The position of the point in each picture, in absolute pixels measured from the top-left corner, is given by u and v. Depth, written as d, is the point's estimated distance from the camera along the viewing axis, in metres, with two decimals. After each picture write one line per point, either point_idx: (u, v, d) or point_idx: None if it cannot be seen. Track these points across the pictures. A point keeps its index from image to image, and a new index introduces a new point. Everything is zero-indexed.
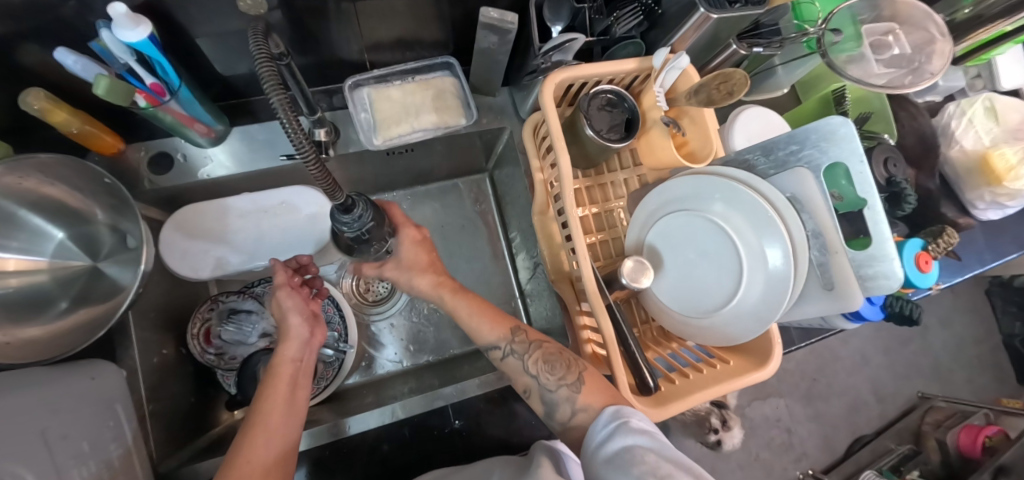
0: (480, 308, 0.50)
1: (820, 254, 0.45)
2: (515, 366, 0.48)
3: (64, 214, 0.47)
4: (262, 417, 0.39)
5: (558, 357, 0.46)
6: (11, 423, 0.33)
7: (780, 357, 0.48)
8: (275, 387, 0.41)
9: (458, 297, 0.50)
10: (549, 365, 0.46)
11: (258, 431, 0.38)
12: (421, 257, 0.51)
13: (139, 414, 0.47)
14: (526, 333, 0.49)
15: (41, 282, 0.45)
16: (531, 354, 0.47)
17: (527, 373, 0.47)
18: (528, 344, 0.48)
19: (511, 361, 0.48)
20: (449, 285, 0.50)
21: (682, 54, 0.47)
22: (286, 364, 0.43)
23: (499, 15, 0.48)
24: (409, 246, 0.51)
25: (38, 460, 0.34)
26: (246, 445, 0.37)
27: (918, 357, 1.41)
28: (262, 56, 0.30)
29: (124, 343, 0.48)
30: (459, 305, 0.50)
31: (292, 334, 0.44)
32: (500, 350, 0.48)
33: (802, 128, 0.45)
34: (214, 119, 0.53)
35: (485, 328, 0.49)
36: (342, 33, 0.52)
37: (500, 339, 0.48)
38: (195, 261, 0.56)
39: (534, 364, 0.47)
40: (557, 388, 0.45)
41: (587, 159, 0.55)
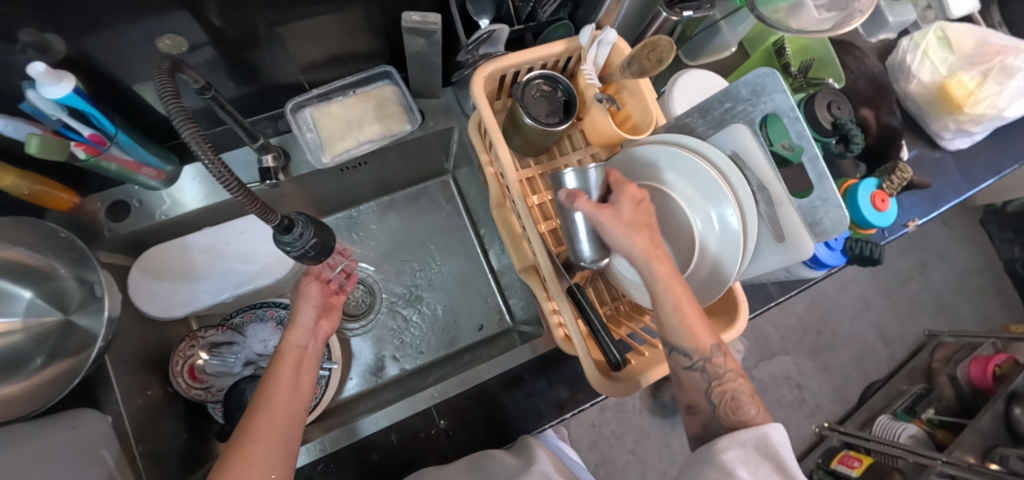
0: (690, 306, 0.41)
1: (768, 207, 0.45)
2: (698, 383, 0.43)
3: (27, 274, 0.49)
4: (271, 395, 0.41)
5: (743, 396, 0.42)
6: None
7: (746, 316, 0.49)
8: (281, 370, 0.44)
9: (674, 284, 0.41)
10: (730, 399, 0.42)
11: (262, 409, 0.39)
12: (639, 215, 0.42)
13: (129, 456, 0.48)
14: (726, 353, 0.42)
15: (15, 342, 0.47)
16: (721, 382, 0.42)
17: (706, 397, 0.43)
18: (723, 368, 0.42)
19: (694, 374, 0.42)
20: (666, 262, 0.41)
21: (608, 28, 0.48)
22: (291, 350, 0.46)
23: (421, 18, 0.48)
24: (629, 202, 0.42)
25: None
26: (250, 425, 0.38)
27: (921, 295, 1.40)
28: (168, 95, 0.31)
29: (105, 389, 0.50)
30: (682, 299, 0.41)
31: (299, 321, 0.49)
32: (691, 363, 0.42)
33: (733, 84, 0.45)
34: (162, 161, 0.54)
35: (690, 336, 0.41)
36: (275, 58, 0.52)
37: (695, 352, 0.41)
38: (167, 301, 0.57)
39: (717, 388, 0.42)
40: (731, 426, 0.41)
41: (533, 146, 0.55)
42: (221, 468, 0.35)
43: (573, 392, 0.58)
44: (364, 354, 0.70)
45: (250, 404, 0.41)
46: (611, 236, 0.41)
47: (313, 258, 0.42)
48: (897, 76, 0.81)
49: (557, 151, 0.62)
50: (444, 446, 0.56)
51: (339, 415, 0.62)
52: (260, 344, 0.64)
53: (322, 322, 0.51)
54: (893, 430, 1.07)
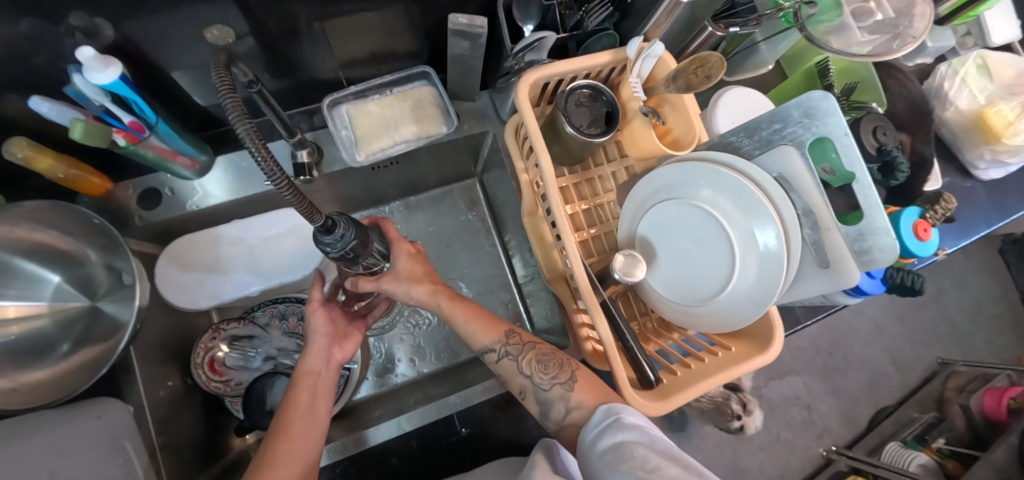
0: (475, 314, 0.50)
1: (812, 233, 0.44)
2: (510, 368, 0.48)
3: (57, 259, 0.48)
4: (287, 428, 0.41)
5: (550, 359, 0.47)
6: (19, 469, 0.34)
7: (782, 340, 0.48)
8: (297, 399, 0.44)
9: (476, 320, 0.50)
10: (541, 364, 0.47)
11: (282, 438, 0.40)
12: (418, 268, 0.52)
13: (150, 448, 0.48)
14: (520, 334, 0.50)
15: (41, 326, 0.47)
16: (524, 355, 0.47)
17: (521, 374, 0.48)
18: (522, 345, 0.48)
19: (506, 362, 0.48)
20: (443, 292, 0.50)
21: (655, 40, 0.46)
22: (307, 376, 0.46)
23: (468, 20, 0.48)
24: (403, 258, 0.52)
25: None
26: (270, 455, 0.39)
27: (935, 322, 1.38)
28: (225, 87, 0.30)
29: (129, 379, 0.49)
30: (454, 311, 0.50)
31: (311, 350, 0.48)
32: (494, 353, 0.49)
33: (784, 105, 0.44)
34: (197, 151, 0.53)
35: (480, 332, 0.50)
36: (314, 53, 0.52)
37: (493, 342, 0.49)
38: (193, 292, 0.56)
39: (526, 364, 0.47)
40: (551, 387, 0.46)
41: (571, 156, 0.55)
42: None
43: None
44: (381, 354, 0.69)
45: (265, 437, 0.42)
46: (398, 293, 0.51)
47: (351, 259, 0.41)
48: (933, 102, 0.80)
49: (592, 161, 0.61)
50: (463, 453, 0.55)
51: (356, 415, 0.61)
52: (281, 340, 0.63)
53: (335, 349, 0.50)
54: (902, 458, 1.06)
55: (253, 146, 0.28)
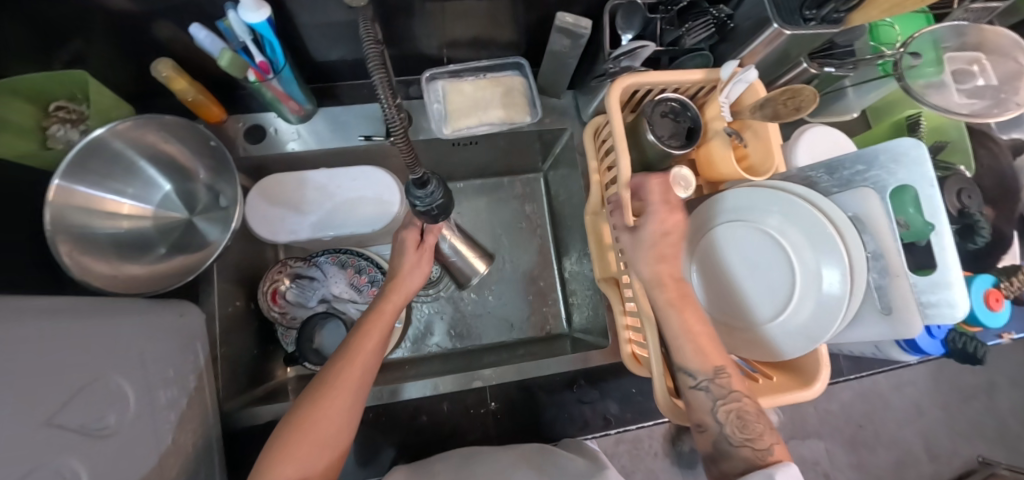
0: (704, 326, 0.45)
1: (879, 277, 0.44)
2: (704, 403, 0.43)
3: (175, 171, 0.55)
4: (361, 347, 0.45)
5: (750, 414, 0.42)
6: (114, 343, 0.39)
7: (827, 379, 0.47)
8: (372, 326, 0.47)
9: (684, 308, 0.45)
10: (741, 419, 0.42)
11: (355, 360, 0.43)
12: (669, 246, 0.47)
13: (212, 355, 0.53)
14: (731, 377, 0.44)
15: (145, 227, 0.53)
16: (729, 404, 0.42)
17: (712, 416, 0.43)
18: (728, 392, 0.43)
19: (700, 394, 0.44)
20: (669, 291, 0.45)
21: (750, 68, 0.48)
22: (387, 315, 0.48)
23: (575, 20, 0.51)
24: (654, 226, 0.47)
25: (132, 369, 0.40)
26: (338, 372, 0.42)
27: (982, 417, 1.16)
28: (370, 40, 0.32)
29: (207, 289, 0.55)
30: (689, 318, 0.44)
31: (401, 284, 0.51)
32: (694, 380, 0.44)
33: (870, 148, 0.45)
34: (305, 98, 0.58)
35: (692, 352, 0.44)
36: (424, 29, 0.56)
37: (701, 370, 0.44)
38: (273, 225, 0.60)
39: (724, 412, 0.43)
40: (739, 444, 0.42)
41: (645, 164, 0.57)
42: (308, 407, 0.40)
43: (623, 411, 0.58)
44: (421, 322, 0.72)
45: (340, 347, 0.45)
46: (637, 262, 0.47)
47: (433, 216, 0.44)
48: None
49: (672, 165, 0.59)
50: (488, 428, 0.57)
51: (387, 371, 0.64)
52: (339, 287, 0.66)
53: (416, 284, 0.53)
54: None
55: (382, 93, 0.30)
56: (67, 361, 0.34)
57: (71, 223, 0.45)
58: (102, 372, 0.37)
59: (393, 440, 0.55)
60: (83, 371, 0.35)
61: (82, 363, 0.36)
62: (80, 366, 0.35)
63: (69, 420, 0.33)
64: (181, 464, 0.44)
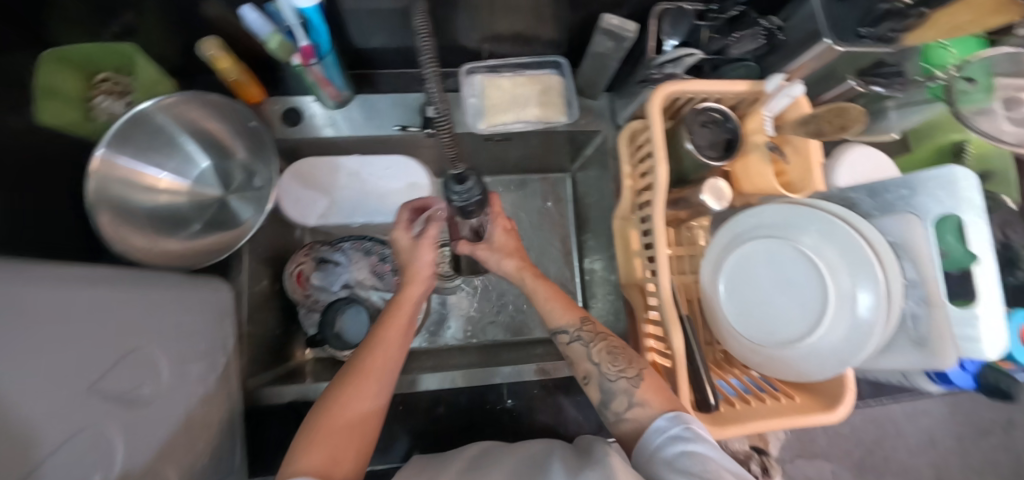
0: (557, 297, 0.53)
1: (917, 305, 0.44)
2: (581, 352, 0.49)
3: (212, 148, 0.55)
4: (383, 340, 0.46)
5: (621, 350, 0.47)
6: (151, 316, 0.40)
7: (853, 403, 0.47)
8: (395, 318, 0.48)
9: (540, 281, 0.54)
10: (611, 355, 0.47)
11: (377, 350, 0.45)
12: (509, 242, 0.57)
13: (239, 333, 0.54)
14: (594, 324, 0.50)
15: (181, 202, 0.54)
16: (596, 343, 0.48)
17: (589, 360, 0.48)
18: (594, 334, 0.49)
19: (575, 346, 0.50)
20: (532, 271, 0.54)
21: (797, 83, 0.47)
22: (409, 303, 0.50)
23: (620, 23, 0.51)
24: (501, 232, 0.56)
25: (167, 343, 0.41)
26: (365, 361, 0.44)
27: (997, 451, 1.13)
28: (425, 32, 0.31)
29: (237, 267, 0.56)
30: (537, 288, 0.53)
31: (417, 274, 0.51)
32: (567, 334, 0.50)
33: (919, 173, 0.44)
34: (344, 85, 0.58)
35: (557, 312, 0.52)
36: (468, 22, 0.55)
37: (570, 324, 0.50)
38: (304, 207, 0.60)
39: (596, 351, 0.48)
40: (616, 379, 0.45)
41: (679, 173, 0.56)
42: (334, 397, 0.42)
43: None
44: (440, 313, 0.73)
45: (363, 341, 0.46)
46: (493, 262, 0.57)
47: (468, 212, 0.45)
48: None
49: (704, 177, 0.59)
50: (503, 424, 0.57)
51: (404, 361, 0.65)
52: (362, 272, 0.66)
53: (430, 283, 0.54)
54: None
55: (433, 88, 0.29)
56: (111, 328, 0.35)
57: (112, 195, 0.46)
58: (141, 342, 0.38)
59: (410, 430, 0.55)
60: (124, 340, 0.36)
61: (124, 331, 0.37)
62: (121, 334, 0.36)
63: (112, 388, 0.34)
64: (206, 436, 0.45)
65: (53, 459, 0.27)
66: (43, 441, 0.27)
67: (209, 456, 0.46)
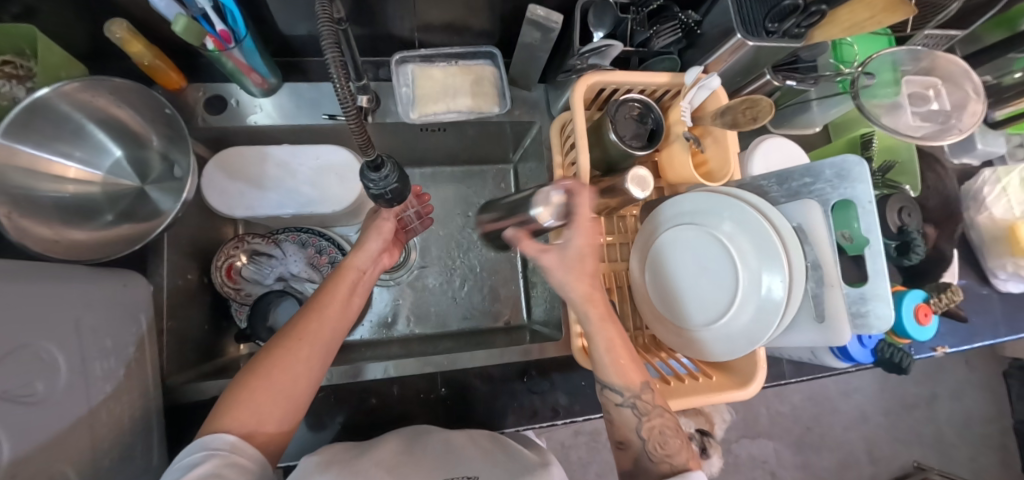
0: (621, 347, 0.47)
1: (816, 286, 0.46)
2: (629, 420, 0.46)
3: (127, 136, 0.53)
4: (324, 307, 0.46)
5: (671, 431, 0.44)
6: (43, 310, 0.38)
7: (763, 380, 0.49)
8: (339, 285, 0.49)
9: (607, 324, 0.47)
10: (661, 438, 0.44)
11: (315, 314, 0.45)
12: (588, 263, 0.47)
13: (158, 328, 0.52)
14: (655, 393, 0.46)
15: (93, 193, 0.52)
16: (651, 420, 0.45)
17: (636, 432, 0.45)
18: (653, 407, 0.45)
19: (626, 411, 0.46)
20: (600, 307, 0.46)
21: (713, 74, 0.50)
22: (353, 270, 0.51)
23: (545, 13, 0.51)
24: (580, 233, 0.47)
25: (64, 338, 0.40)
26: (302, 323, 0.44)
27: (921, 425, 1.22)
28: (325, 19, 0.32)
29: (155, 261, 0.54)
30: (609, 338, 0.46)
31: (365, 246, 0.52)
32: (621, 399, 0.46)
33: (819, 162, 0.47)
34: (270, 72, 0.56)
35: (620, 373, 0.46)
36: (396, 10, 0.55)
37: (626, 389, 0.46)
38: (231, 200, 0.58)
39: (648, 428, 0.45)
40: (659, 463, 0.43)
41: (606, 162, 0.58)
42: (270, 356, 0.41)
43: (571, 402, 0.59)
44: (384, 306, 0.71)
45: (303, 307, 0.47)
46: (556, 280, 0.47)
47: (387, 201, 0.45)
48: (968, 203, 0.80)
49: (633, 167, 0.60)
50: (438, 413, 0.57)
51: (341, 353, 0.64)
52: (297, 264, 0.65)
53: (383, 256, 0.56)
54: None
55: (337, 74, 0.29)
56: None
57: (13, 185, 0.43)
58: (30, 338, 0.36)
59: (340, 422, 0.55)
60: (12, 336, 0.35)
61: (12, 326, 0.35)
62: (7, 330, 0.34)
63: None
64: (113, 436, 0.43)
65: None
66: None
67: (118, 455, 0.44)
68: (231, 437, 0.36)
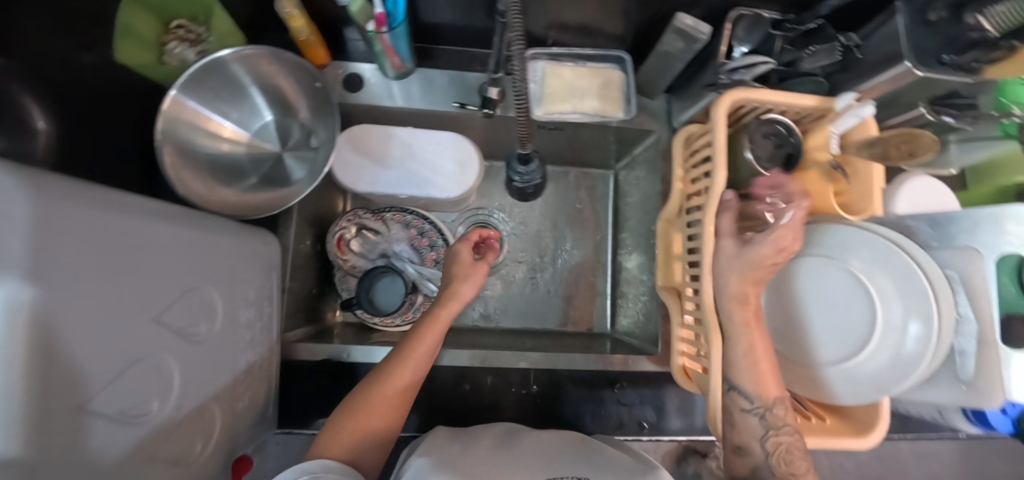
0: (767, 368, 0.45)
1: (969, 343, 0.43)
2: (754, 429, 0.44)
3: (279, 104, 0.56)
4: (415, 353, 0.46)
5: (797, 451, 0.43)
6: (208, 255, 0.41)
7: (886, 431, 0.46)
8: (429, 331, 0.47)
9: (752, 329, 0.45)
10: (753, 376, 0.44)
11: (408, 363, 0.45)
12: (749, 285, 0.45)
13: (282, 287, 0.56)
14: (786, 407, 0.44)
15: (239, 154, 0.55)
16: (780, 435, 0.43)
17: (759, 446, 0.44)
18: (788, 428, 0.44)
19: (751, 419, 0.44)
20: (744, 311, 0.45)
21: (869, 104, 0.47)
22: (443, 318, 0.49)
23: (693, 23, 0.50)
24: (769, 243, 0.44)
25: (221, 287, 0.43)
26: (393, 372, 0.45)
27: None
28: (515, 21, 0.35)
29: (285, 223, 0.57)
30: (751, 343, 0.45)
31: (457, 293, 0.51)
32: (750, 407, 0.44)
33: (987, 209, 0.43)
34: (408, 56, 0.58)
35: (749, 382, 0.44)
36: (538, 6, 0.55)
37: (753, 396, 0.44)
38: (354, 174, 0.61)
39: (772, 444, 0.43)
40: (755, 410, 0.44)
41: (733, 182, 0.56)
42: (365, 396, 0.43)
43: (661, 420, 0.58)
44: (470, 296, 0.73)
45: (396, 347, 0.47)
46: (720, 285, 0.46)
47: None
48: None
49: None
50: (527, 409, 0.57)
51: None
52: (400, 243, 0.68)
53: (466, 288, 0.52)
54: None
55: None
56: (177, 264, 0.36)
57: (179, 137, 0.48)
58: (199, 281, 0.39)
59: (434, 401, 0.56)
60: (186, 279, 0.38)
61: (187, 269, 0.38)
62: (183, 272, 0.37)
63: (171, 320, 0.35)
64: (246, 381, 0.47)
65: (110, 388, 0.29)
66: (97, 369, 0.28)
67: (245, 400, 0.47)
68: (331, 466, 0.38)
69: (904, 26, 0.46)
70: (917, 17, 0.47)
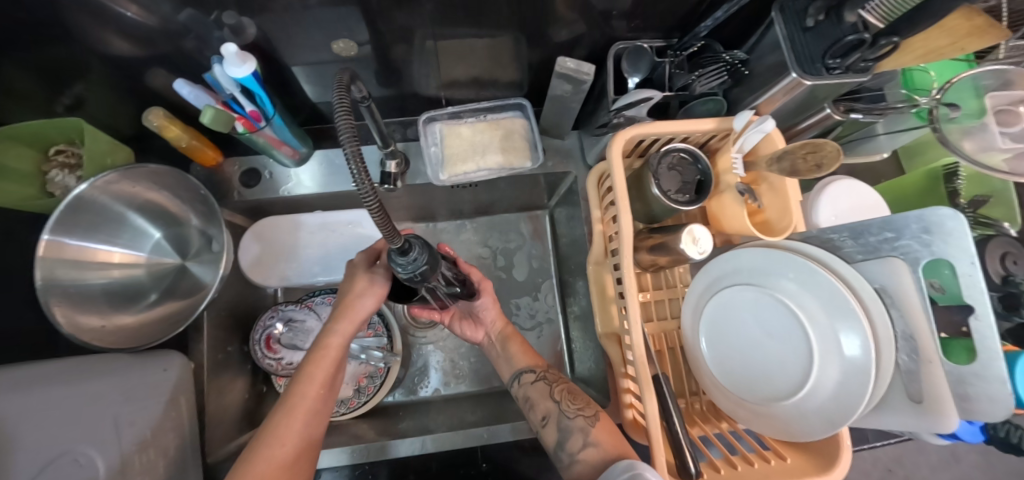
0: (524, 344, 0.58)
1: (910, 360, 0.40)
2: (542, 391, 0.53)
3: (163, 217, 0.54)
4: (302, 396, 0.44)
5: (578, 391, 0.53)
6: None
7: (850, 463, 0.43)
8: (315, 371, 0.45)
9: (516, 337, 0.59)
10: (571, 395, 0.52)
11: (294, 412, 0.42)
12: (497, 315, 0.59)
13: (198, 407, 0.53)
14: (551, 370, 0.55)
15: (137, 275, 0.53)
16: (557, 383, 0.53)
17: (551, 399, 0.52)
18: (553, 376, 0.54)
19: (538, 385, 0.54)
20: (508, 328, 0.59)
21: (768, 117, 0.44)
22: (334, 349, 0.47)
23: (576, 66, 0.50)
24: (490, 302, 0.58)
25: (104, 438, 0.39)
26: (279, 427, 0.42)
27: None
28: (342, 103, 0.31)
29: (196, 337, 0.54)
30: (513, 343, 0.58)
31: (340, 323, 0.47)
32: (533, 374, 0.54)
33: (901, 214, 0.40)
34: (300, 143, 0.57)
35: (520, 356, 0.57)
36: (422, 70, 0.54)
37: (535, 367, 0.55)
38: (267, 270, 0.63)
39: (558, 391, 0.52)
40: (574, 417, 0.50)
41: (650, 215, 0.54)
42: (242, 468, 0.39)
43: None
44: (419, 366, 0.70)
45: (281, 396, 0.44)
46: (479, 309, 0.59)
47: (418, 282, 0.41)
48: None
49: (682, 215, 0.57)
50: None
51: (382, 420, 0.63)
52: None
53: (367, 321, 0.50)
54: None
55: (347, 148, 0.27)
56: None
57: (62, 280, 0.45)
58: None
59: None
60: None
61: None
62: None
63: None
64: None
65: None
66: None
67: None
68: None
69: (783, 36, 0.44)
70: (796, 24, 0.45)
